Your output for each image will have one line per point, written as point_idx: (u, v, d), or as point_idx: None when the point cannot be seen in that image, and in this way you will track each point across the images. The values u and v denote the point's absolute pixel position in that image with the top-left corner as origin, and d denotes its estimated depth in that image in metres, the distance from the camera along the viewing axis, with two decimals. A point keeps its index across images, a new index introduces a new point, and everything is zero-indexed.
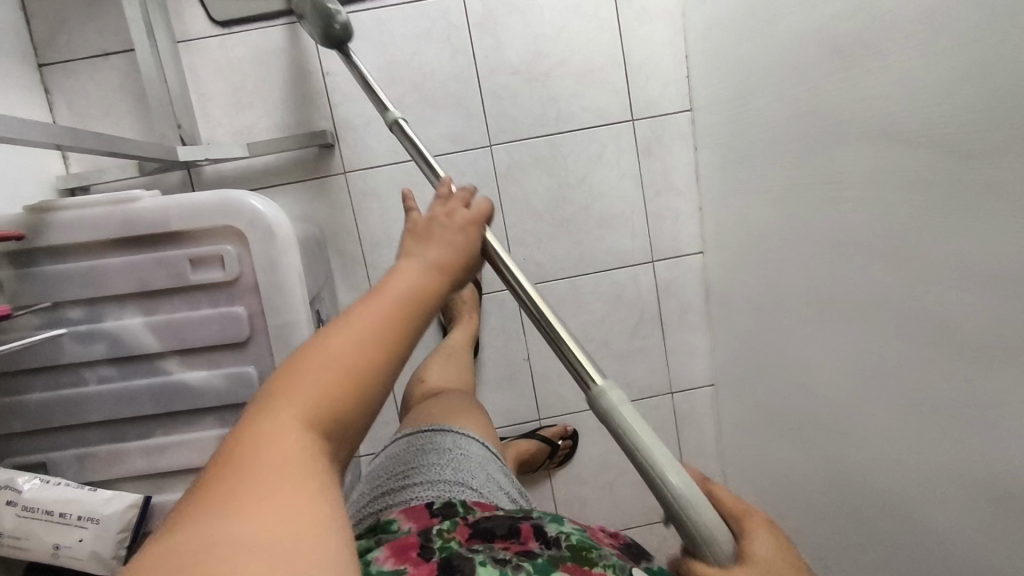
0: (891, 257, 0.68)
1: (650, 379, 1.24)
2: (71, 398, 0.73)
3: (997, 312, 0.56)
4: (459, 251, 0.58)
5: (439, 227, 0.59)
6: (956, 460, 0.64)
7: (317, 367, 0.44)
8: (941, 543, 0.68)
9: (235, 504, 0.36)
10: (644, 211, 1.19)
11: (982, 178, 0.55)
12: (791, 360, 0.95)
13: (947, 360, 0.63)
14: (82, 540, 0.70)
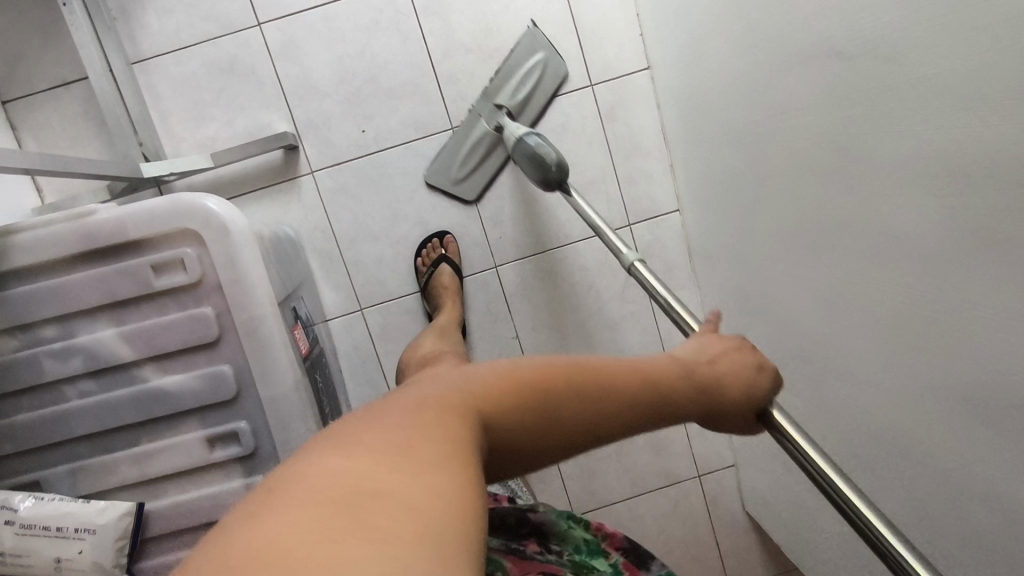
0: (843, 179, 0.67)
1: (642, 344, 1.24)
2: (56, 415, 0.75)
3: (948, 212, 0.55)
4: (693, 364, 0.58)
5: (717, 377, 0.58)
6: (933, 374, 0.63)
7: (500, 382, 0.46)
8: (932, 461, 0.66)
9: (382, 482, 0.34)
10: (616, 176, 1.18)
11: (914, 77, 0.55)
12: (772, 303, 0.94)
13: (907, 273, 0.62)
14: (82, 552, 0.72)
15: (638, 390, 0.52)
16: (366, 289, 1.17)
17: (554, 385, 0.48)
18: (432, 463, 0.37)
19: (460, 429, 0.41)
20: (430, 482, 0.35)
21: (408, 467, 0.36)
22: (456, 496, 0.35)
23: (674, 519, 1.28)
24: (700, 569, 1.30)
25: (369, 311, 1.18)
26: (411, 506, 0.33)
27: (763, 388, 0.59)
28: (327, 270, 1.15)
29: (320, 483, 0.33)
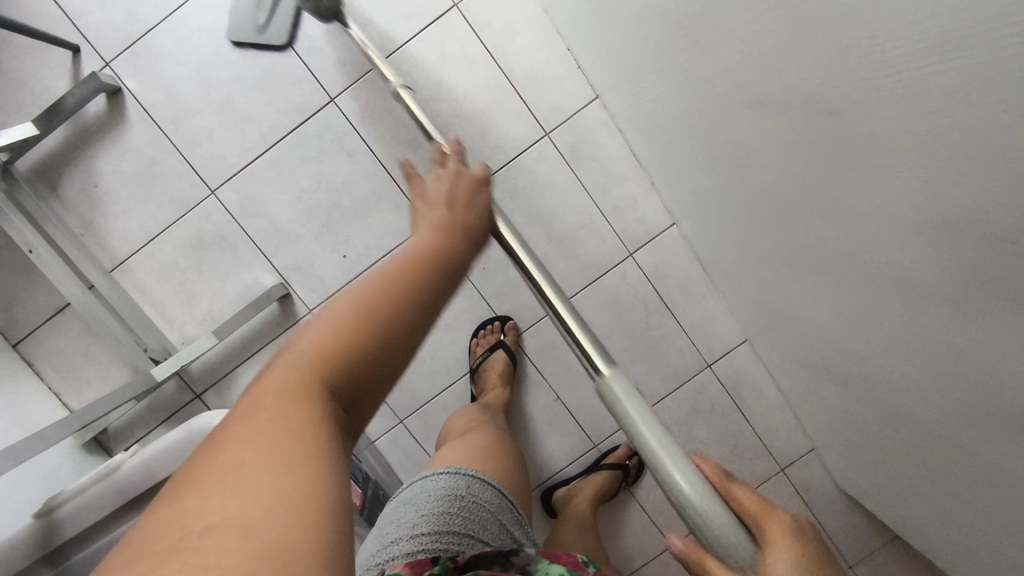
0: (824, 214, 0.63)
1: (682, 363, 1.20)
2: None
3: (930, 258, 0.51)
4: (455, 207, 0.59)
5: (458, 196, 0.60)
6: (972, 400, 0.59)
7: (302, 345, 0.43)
8: (999, 478, 0.62)
9: (231, 471, 0.34)
10: (601, 212, 1.15)
11: (850, 135, 0.50)
12: (795, 311, 0.90)
13: (913, 304, 0.58)
14: None
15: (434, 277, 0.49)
16: (399, 400, 1.17)
17: (361, 323, 0.43)
18: (287, 465, 0.35)
19: (305, 396, 0.39)
20: (274, 486, 0.34)
21: (251, 475, 0.34)
22: (301, 488, 0.34)
23: None
24: None
25: (410, 420, 1.17)
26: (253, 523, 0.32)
27: (487, 198, 0.62)
28: None
29: (164, 531, 0.31)
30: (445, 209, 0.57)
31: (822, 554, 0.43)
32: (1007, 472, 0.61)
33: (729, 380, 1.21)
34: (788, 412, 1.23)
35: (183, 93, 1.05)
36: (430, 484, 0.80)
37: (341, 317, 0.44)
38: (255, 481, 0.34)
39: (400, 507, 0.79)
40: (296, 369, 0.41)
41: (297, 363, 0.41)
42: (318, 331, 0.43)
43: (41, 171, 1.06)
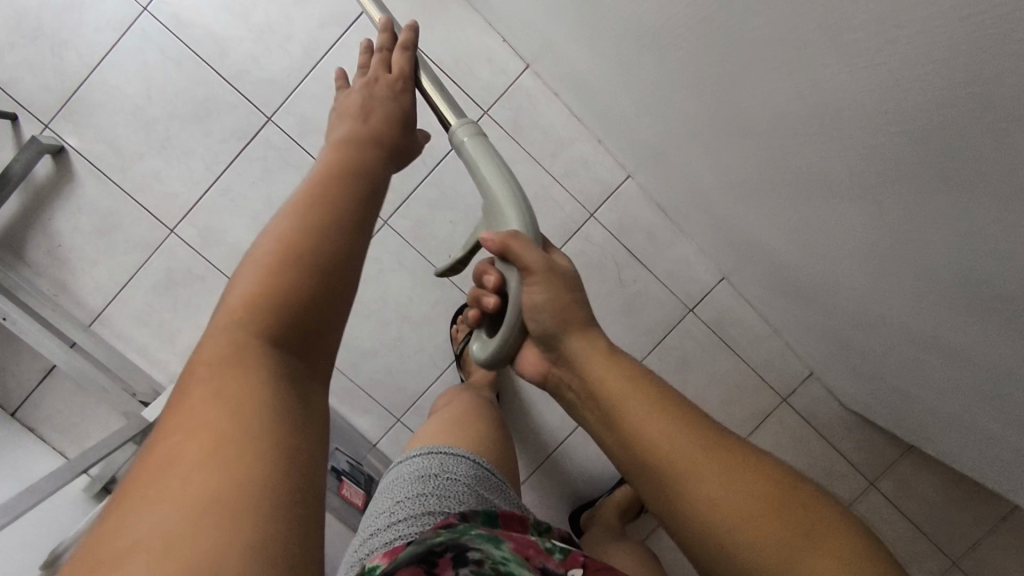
0: (755, 123, 0.64)
1: (664, 313, 1.20)
2: None
3: (849, 140, 0.51)
4: (380, 115, 0.57)
5: (374, 101, 0.58)
6: (920, 276, 0.58)
7: (237, 300, 0.42)
8: (972, 351, 0.62)
9: (168, 467, 0.33)
10: (555, 178, 1.15)
11: (755, 30, 0.51)
12: (754, 235, 0.89)
13: (847, 193, 0.58)
14: None
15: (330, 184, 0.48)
16: (392, 400, 1.17)
17: (287, 250, 0.43)
18: (224, 452, 0.33)
19: (233, 387, 0.37)
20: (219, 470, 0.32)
21: (198, 462, 0.33)
22: (249, 463, 0.33)
23: (782, 450, 1.24)
24: (835, 480, 1.25)
25: (407, 417, 1.18)
26: (209, 501, 0.31)
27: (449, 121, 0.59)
28: (352, 402, 1.17)
29: (115, 529, 0.30)
30: (357, 122, 0.56)
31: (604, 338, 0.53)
32: (966, 343, 0.61)
33: (713, 319, 1.21)
34: (780, 340, 1.22)
35: (124, 141, 1.08)
36: (410, 470, 0.84)
37: (253, 271, 0.43)
38: (208, 463, 0.33)
39: (385, 493, 0.84)
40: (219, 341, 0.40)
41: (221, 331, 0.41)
42: (240, 293, 0.42)
43: (5, 241, 1.08)
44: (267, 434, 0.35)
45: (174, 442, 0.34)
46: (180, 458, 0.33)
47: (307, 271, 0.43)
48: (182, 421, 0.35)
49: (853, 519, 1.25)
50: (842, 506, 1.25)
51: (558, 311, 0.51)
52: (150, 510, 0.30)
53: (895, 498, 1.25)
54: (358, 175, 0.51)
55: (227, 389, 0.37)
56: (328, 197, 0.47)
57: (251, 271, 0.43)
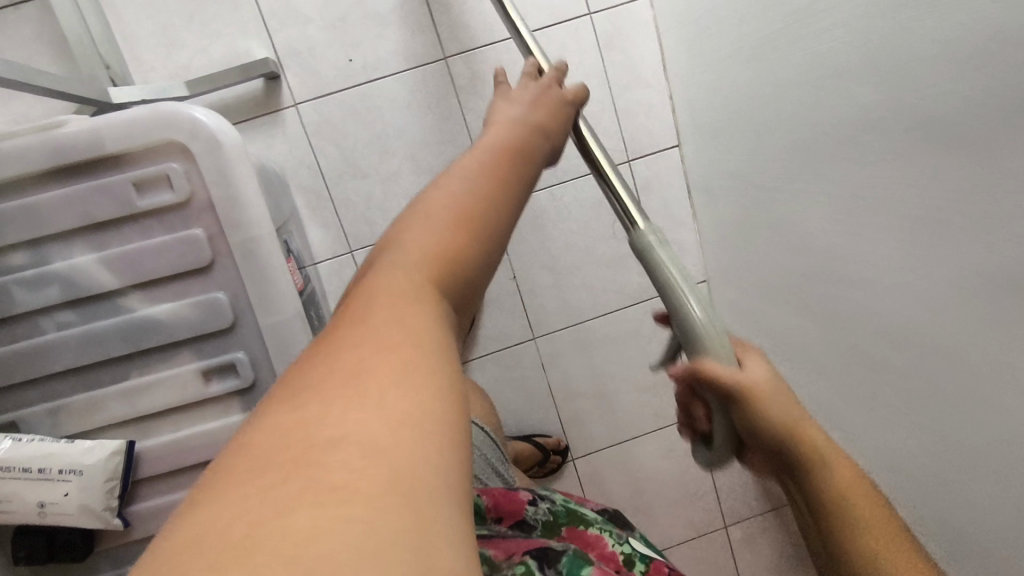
0: (887, 79, 0.64)
1: (641, 283, 1.20)
2: (32, 349, 0.67)
3: (986, 106, 0.53)
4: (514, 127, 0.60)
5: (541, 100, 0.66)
6: (951, 262, 0.62)
7: (413, 250, 0.45)
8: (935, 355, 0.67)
9: (300, 406, 0.33)
10: (613, 109, 1.13)
11: None
12: (788, 225, 0.91)
13: (933, 161, 0.60)
14: (68, 495, 0.67)
15: (500, 215, 0.50)
16: (356, 228, 1.10)
17: (462, 244, 0.46)
18: (359, 408, 0.32)
19: (385, 339, 0.37)
20: (373, 416, 0.32)
21: (331, 411, 0.32)
22: (412, 417, 0.33)
23: (669, 461, 1.29)
24: (696, 507, 1.31)
25: (359, 253, 1.11)
26: (370, 439, 0.31)
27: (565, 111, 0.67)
28: (316, 208, 1.09)
29: (252, 470, 0.29)
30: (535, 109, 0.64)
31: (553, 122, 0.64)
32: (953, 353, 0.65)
33: None
34: None
35: None
36: None
37: (419, 237, 0.46)
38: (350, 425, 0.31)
39: None
40: (382, 288, 0.42)
41: (383, 284, 0.42)
42: (402, 252, 0.45)
43: None
44: (433, 421, 0.33)
45: (328, 387, 0.34)
46: (319, 415, 0.32)
47: (480, 257, 0.47)
48: (324, 361, 0.36)
49: (691, 548, 1.33)
50: (688, 534, 1.32)
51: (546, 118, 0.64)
52: (276, 456, 0.30)
53: (733, 547, 1.33)
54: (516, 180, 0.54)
55: (381, 345, 0.37)
56: (473, 193, 0.49)
57: (417, 235, 0.46)
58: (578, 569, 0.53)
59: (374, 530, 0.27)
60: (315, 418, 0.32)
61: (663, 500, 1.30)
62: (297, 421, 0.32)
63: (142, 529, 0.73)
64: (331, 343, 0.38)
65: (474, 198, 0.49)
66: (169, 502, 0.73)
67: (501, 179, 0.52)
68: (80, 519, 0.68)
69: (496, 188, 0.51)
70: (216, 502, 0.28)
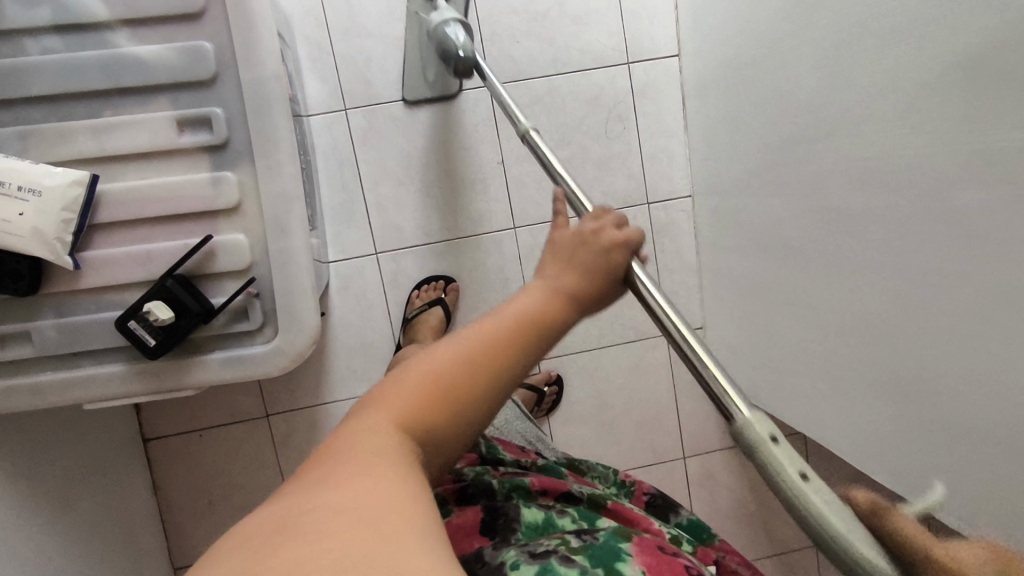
0: None
1: (626, 189, 1.21)
2: (12, 67, 0.67)
3: None
4: (561, 273, 0.54)
5: (583, 248, 0.55)
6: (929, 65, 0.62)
7: (419, 376, 0.47)
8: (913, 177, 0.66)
9: (304, 491, 0.38)
10: (619, 9, 1.15)
11: None
12: (766, 107, 0.92)
13: None
14: (22, 215, 0.66)
15: (513, 325, 0.50)
16: (353, 86, 1.11)
17: (450, 363, 0.47)
18: (343, 487, 0.38)
19: (380, 449, 0.42)
20: (350, 492, 0.37)
21: (320, 493, 0.38)
22: (397, 491, 0.38)
23: (636, 378, 1.27)
24: (657, 433, 1.29)
25: (353, 113, 1.12)
26: (353, 505, 0.36)
27: (624, 258, 0.55)
28: (316, 62, 1.10)
29: (252, 534, 0.36)
30: (565, 267, 0.54)
31: (603, 247, 0.55)
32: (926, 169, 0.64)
33: (656, 223, 1.23)
34: (697, 280, 1.27)
35: None
36: None
37: (429, 360, 0.48)
38: (333, 496, 0.37)
39: None
40: (391, 403, 0.46)
41: (390, 390, 0.47)
42: (410, 372, 0.48)
43: None
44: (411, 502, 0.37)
45: (316, 478, 0.39)
46: (316, 490, 0.38)
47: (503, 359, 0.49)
48: (331, 449, 0.43)
49: (646, 474, 1.31)
50: (647, 458, 1.30)
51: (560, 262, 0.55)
52: (274, 521, 0.36)
53: (690, 478, 1.32)
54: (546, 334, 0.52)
55: (381, 454, 0.41)
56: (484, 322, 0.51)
57: (429, 355, 0.49)
58: (615, 541, 0.55)
59: (348, 560, 0.32)
60: (310, 494, 0.38)
61: (626, 419, 1.28)
62: (298, 496, 0.38)
63: (94, 277, 0.72)
64: (339, 437, 0.44)
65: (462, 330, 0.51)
66: (123, 254, 0.72)
67: (540, 318, 0.51)
68: (30, 246, 0.67)
69: (514, 326, 0.50)
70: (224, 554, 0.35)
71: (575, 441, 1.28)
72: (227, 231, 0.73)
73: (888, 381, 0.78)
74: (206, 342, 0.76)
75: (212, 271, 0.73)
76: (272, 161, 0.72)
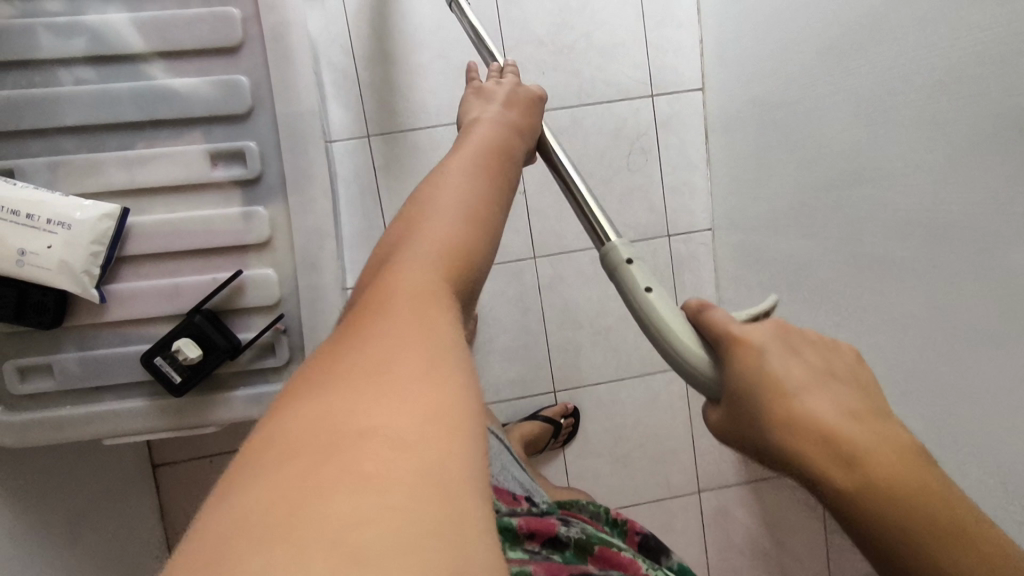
0: None
1: (647, 221, 1.20)
2: (45, 97, 0.66)
3: None
4: (491, 146, 0.64)
5: (512, 98, 0.72)
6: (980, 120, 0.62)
7: (425, 290, 0.44)
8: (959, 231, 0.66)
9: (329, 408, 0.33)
10: (645, 41, 1.15)
11: None
12: (800, 144, 0.91)
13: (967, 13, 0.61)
14: (51, 248, 0.65)
15: (471, 209, 0.54)
16: (376, 113, 1.10)
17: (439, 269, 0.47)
18: (379, 409, 0.33)
19: (405, 358, 0.37)
20: (391, 418, 0.33)
21: (351, 415, 0.33)
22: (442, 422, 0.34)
23: (652, 411, 1.26)
24: (672, 467, 1.28)
25: (376, 139, 1.11)
26: (406, 432, 0.32)
27: (535, 122, 0.72)
28: (340, 88, 1.09)
29: (283, 457, 0.31)
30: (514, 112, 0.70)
31: (524, 129, 0.70)
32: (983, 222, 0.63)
33: (676, 256, 1.23)
34: None
35: None
36: None
37: (432, 276, 0.46)
38: (374, 425, 0.32)
39: None
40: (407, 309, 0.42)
41: (400, 296, 0.43)
42: (414, 280, 0.45)
43: None
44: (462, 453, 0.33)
45: (339, 393, 0.34)
46: (348, 413, 0.33)
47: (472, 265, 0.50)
48: (348, 355, 0.38)
49: (660, 509, 1.29)
50: (661, 493, 1.28)
51: (512, 144, 0.66)
52: (304, 445, 0.31)
53: (705, 514, 1.30)
54: (496, 225, 0.55)
55: (410, 369, 0.37)
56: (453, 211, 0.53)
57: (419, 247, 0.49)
58: None
59: (414, 514, 0.28)
60: (339, 411, 0.33)
61: (642, 453, 1.27)
62: (325, 415, 0.33)
63: (119, 310, 0.70)
64: (352, 344, 0.39)
65: (443, 230, 0.51)
66: (150, 288, 0.70)
67: (490, 200, 0.57)
68: (57, 279, 0.66)
69: (472, 214, 0.54)
70: (250, 480, 0.30)
71: (590, 474, 1.26)
72: (256, 266, 0.72)
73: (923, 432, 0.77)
74: (230, 379, 0.74)
75: (240, 307, 0.72)
76: (306, 197, 0.71)
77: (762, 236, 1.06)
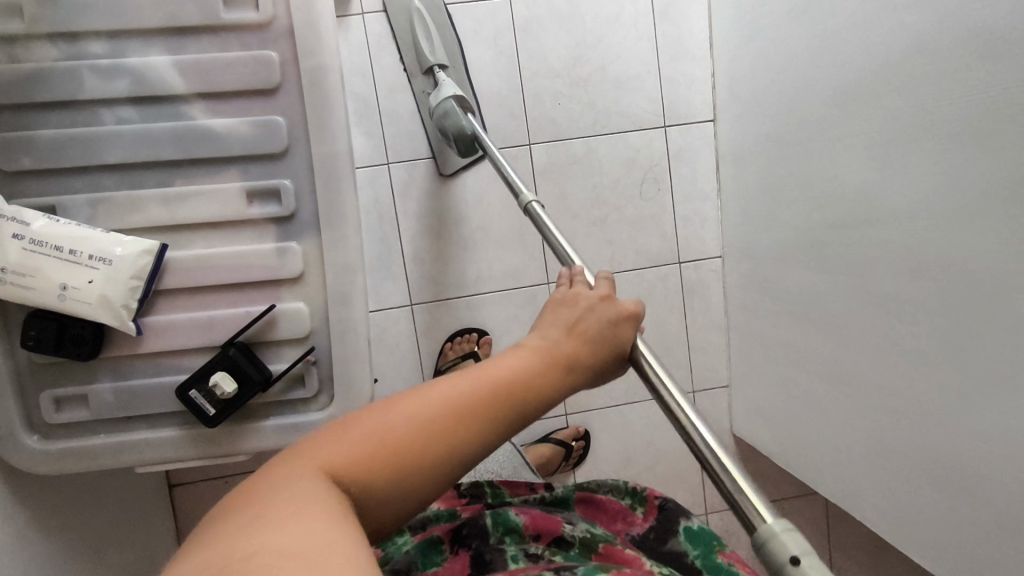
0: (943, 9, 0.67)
1: (659, 248, 1.23)
2: (89, 136, 0.68)
3: None
4: (554, 343, 0.56)
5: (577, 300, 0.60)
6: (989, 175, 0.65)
7: (376, 434, 0.46)
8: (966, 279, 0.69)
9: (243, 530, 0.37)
10: (659, 74, 1.18)
11: None
12: (812, 181, 0.94)
13: (978, 73, 0.64)
14: (92, 282, 0.67)
15: (483, 393, 0.49)
16: (396, 141, 1.13)
17: (407, 425, 0.46)
18: (279, 537, 0.36)
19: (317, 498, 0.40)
20: (280, 545, 0.35)
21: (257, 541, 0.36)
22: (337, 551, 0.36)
23: (661, 434, 1.28)
24: (679, 489, 1.30)
25: (395, 167, 1.13)
26: (298, 550, 0.35)
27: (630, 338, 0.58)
28: (361, 117, 1.12)
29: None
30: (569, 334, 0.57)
31: (589, 359, 0.56)
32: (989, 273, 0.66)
33: (687, 282, 1.25)
34: (724, 338, 1.28)
35: None
36: None
37: (396, 418, 0.46)
38: (268, 551, 0.35)
39: None
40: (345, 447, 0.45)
41: (342, 437, 0.46)
42: (370, 424, 0.46)
43: None
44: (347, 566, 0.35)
45: (254, 522, 0.38)
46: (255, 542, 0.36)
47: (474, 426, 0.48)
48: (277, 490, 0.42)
49: None
50: None
51: (557, 324, 0.58)
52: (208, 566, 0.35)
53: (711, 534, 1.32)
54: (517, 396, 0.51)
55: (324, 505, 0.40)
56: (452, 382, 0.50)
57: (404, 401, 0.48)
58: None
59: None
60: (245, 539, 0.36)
61: (650, 475, 1.29)
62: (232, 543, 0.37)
63: (154, 342, 0.72)
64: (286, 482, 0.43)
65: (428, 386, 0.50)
66: (185, 320, 0.72)
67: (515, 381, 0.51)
68: (96, 313, 0.68)
69: (482, 391, 0.50)
70: None
71: None
72: (288, 300, 0.74)
73: (928, 466, 0.80)
74: (259, 409, 0.76)
75: (271, 339, 0.74)
76: (338, 234, 0.73)
77: (772, 267, 1.08)
